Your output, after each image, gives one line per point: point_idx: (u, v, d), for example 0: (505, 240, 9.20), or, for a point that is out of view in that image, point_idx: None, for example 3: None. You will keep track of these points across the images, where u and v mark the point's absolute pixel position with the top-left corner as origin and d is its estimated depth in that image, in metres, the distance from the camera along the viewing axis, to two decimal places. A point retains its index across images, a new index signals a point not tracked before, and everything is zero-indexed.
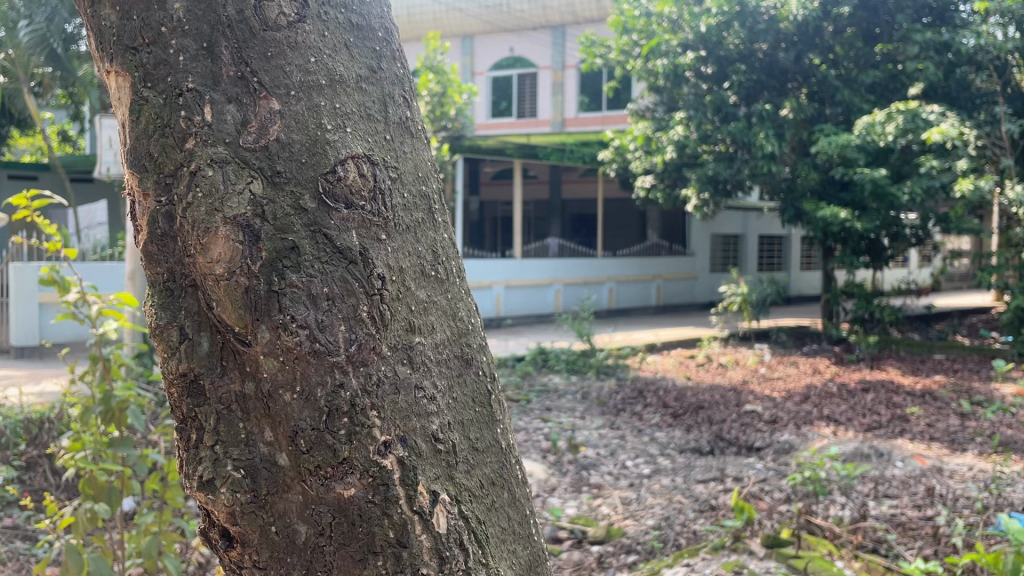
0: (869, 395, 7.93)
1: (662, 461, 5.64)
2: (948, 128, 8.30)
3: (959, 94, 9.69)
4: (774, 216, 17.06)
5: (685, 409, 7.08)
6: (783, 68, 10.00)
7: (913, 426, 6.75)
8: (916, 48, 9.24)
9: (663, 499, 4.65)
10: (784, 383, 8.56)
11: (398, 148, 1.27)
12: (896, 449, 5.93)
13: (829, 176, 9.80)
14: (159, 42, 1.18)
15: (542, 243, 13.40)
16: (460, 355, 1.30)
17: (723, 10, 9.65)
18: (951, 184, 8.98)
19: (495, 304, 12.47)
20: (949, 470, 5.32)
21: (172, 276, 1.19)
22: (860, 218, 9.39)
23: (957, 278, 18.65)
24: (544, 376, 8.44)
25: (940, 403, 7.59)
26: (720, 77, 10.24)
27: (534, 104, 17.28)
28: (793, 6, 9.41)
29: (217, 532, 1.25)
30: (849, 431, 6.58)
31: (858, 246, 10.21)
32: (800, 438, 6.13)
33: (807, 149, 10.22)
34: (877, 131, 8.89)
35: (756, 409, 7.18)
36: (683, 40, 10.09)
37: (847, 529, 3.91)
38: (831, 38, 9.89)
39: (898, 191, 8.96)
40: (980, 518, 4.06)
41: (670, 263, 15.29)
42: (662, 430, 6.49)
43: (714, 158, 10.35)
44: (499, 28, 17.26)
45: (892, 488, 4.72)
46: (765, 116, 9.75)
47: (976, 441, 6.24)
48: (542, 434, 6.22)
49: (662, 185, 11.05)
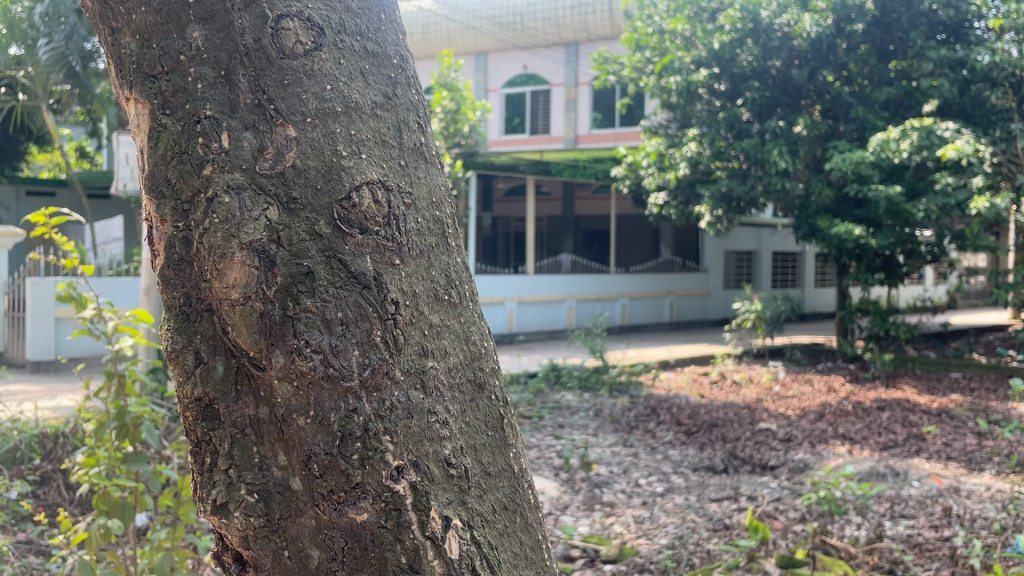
0: (884, 413, 7.87)
1: (675, 479, 5.61)
2: (963, 145, 8.27)
3: (974, 111, 9.73)
4: (787, 232, 17.07)
5: (698, 427, 7.04)
6: (797, 85, 10.05)
7: (930, 445, 6.70)
8: (931, 65, 9.27)
9: (676, 518, 4.63)
10: (798, 401, 8.50)
11: (412, 174, 1.27)
12: (912, 468, 5.88)
13: (843, 193, 9.80)
14: (178, 71, 1.19)
15: (554, 260, 13.40)
16: (472, 379, 1.29)
17: (736, 28, 9.69)
18: (967, 202, 8.90)
19: (507, 321, 12.46)
20: (968, 490, 5.27)
21: (188, 300, 1.20)
22: (875, 235, 9.36)
23: (974, 296, 18.52)
24: (556, 393, 8.41)
25: (957, 422, 7.52)
26: (734, 94, 10.24)
27: (547, 120, 17.39)
28: (807, 23, 9.43)
29: (230, 556, 1.26)
30: (865, 450, 6.53)
31: (873, 263, 10.17)
32: (815, 457, 6.09)
33: (821, 165, 10.22)
34: (892, 148, 8.90)
35: (771, 427, 7.13)
36: (696, 57, 10.13)
37: (863, 551, 3.88)
38: (845, 55, 9.94)
39: (913, 209, 8.92)
40: (998, 539, 4.01)
41: (683, 280, 15.27)
42: (675, 448, 6.46)
43: (727, 174, 10.36)
44: (513, 45, 17.32)
45: (908, 508, 4.68)
46: (778, 133, 9.77)
47: (993, 460, 6.19)
48: (554, 451, 6.21)
49: (675, 202, 11.04)
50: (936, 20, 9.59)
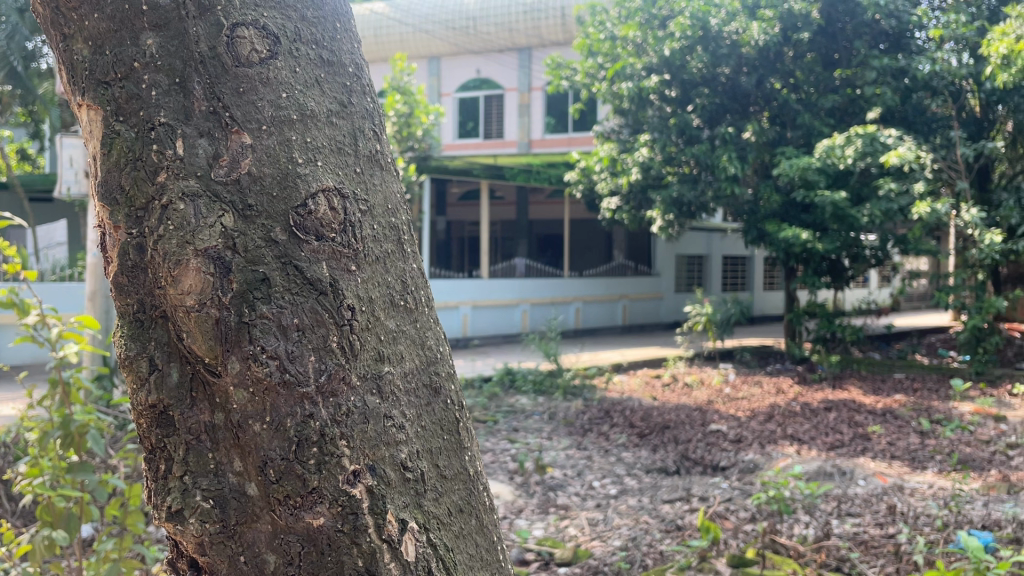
0: (831, 414, 8.06)
1: (628, 481, 5.68)
2: (905, 152, 8.56)
3: (915, 118, 10.09)
4: (737, 237, 17.40)
5: (651, 429, 7.12)
6: (745, 92, 10.28)
7: (874, 444, 6.89)
8: (874, 74, 9.59)
9: (629, 520, 4.68)
10: (747, 403, 8.66)
11: (369, 181, 1.27)
12: (858, 467, 6.04)
13: (790, 198, 10.01)
14: (131, 77, 1.17)
15: (508, 264, 13.39)
16: (428, 384, 1.30)
17: (686, 35, 9.88)
18: (909, 207, 9.18)
19: (462, 325, 12.46)
20: (910, 488, 5.46)
21: (142, 307, 1.18)
22: (821, 240, 9.59)
23: (916, 298, 19.09)
24: (510, 397, 8.43)
25: (900, 421, 7.77)
26: (684, 100, 10.42)
27: (501, 124, 17.44)
28: (755, 31, 9.64)
29: (185, 562, 1.25)
30: (813, 449, 6.68)
31: (819, 267, 10.43)
32: (764, 458, 6.22)
33: (769, 171, 10.45)
34: (837, 153, 9.13)
35: (721, 428, 7.26)
36: (647, 64, 10.28)
37: (810, 548, 3.98)
38: (792, 63, 10.20)
39: (857, 214, 9.16)
40: (940, 536, 4.15)
41: (636, 283, 15.45)
42: (628, 450, 6.53)
43: (678, 179, 10.51)
44: (465, 50, 17.33)
45: (855, 507, 4.80)
46: (728, 139, 9.99)
47: (935, 459, 6.43)
48: (509, 455, 6.22)
49: (627, 207, 11.15)
50: (879, 30, 9.93)
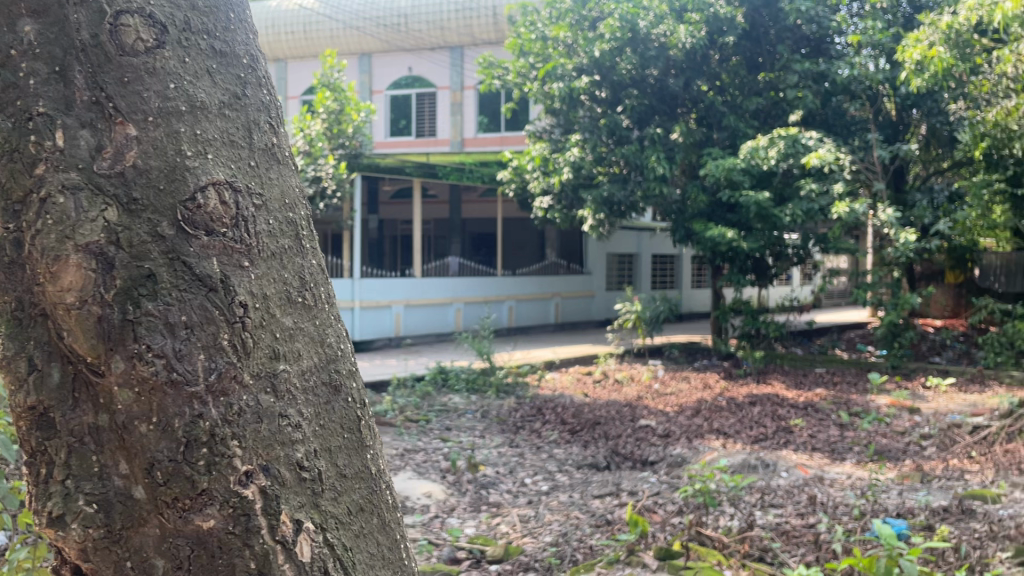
0: (756, 407, 8.29)
1: (560, 477, 5.73)
2: (825, 154, 8.89)
3: (835, 121, 10.49)
4: (666, 236, 17.73)
5: (582, 426, 7.19)
6: (673, 94, 10.48)
7: (796, 436, 7.12)
8: (795, 77, 9.92)
9: (559, 516, 4.72)
10: (676, 398, 8.84)
11: (263, 175, 1.25)
12: (780, 459, 6.22)
13: (717, 198, 10.25)
14: (8, 64, 1.12)
15: (441, 262, 13.34)
16: (328, 382, 1.28)
17: (616, 36, 9.98)
18: (829, 207, 9.50)
19: (394, 324, 12.37)
20: (830, 479, 5.66)
21: (20, 304, 1.14)
22: (746, 239, 9.84)
23: (835, 295, 19.80)
24: (443, 396, 8.40)
25: (821, 414, 8.06)
26: (614, 101, 10.58)
27: (433, 122, 17.36)
28: (682, 34, 9.80)
29: (68, 570, 1.19)
30: (738, 443, 6.86)
31: (745, 265, 10.70)
32: (692, 451, 6.35)
33: (697, 171, 10.67)
34: (761, 155, 9.39)
35: (650, 424, 7.38)
36: (578, 64, 10.41)
37: (734, 540, 4.09)
38: (718, 66, 10.44)
39: (780, 214, 9.44)
40: (857, 524, 4.31)
41: (568, 282, 15.57)
42: (560, 447, 6.59)
43: (609, 179, 10.64)
44: (396, 47, 17.21)
45: (777, 498, 4.94)
46: (656, 140, 10.17)
47: (853, 450, 6.69)
48: (441, 454, 6.20)
49: (559, 206, 11.23)
50: (800, 35, 10.26)
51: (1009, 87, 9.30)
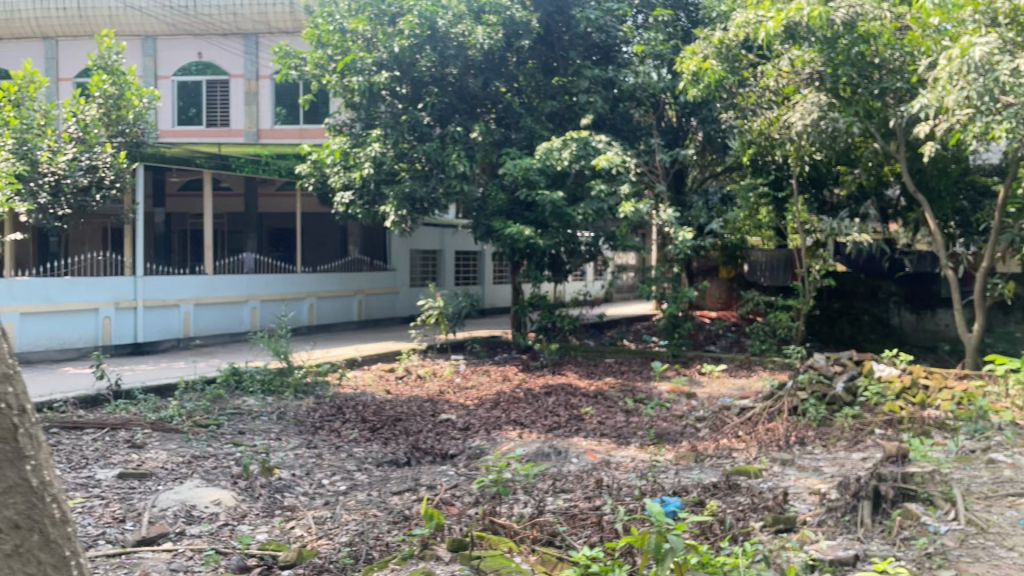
0: (551, 397, 8.67)
1: (358, 476, 5.68)
2: (613, 157, 9.52)
3: (622, 126, 11.32)
4: (468, 233, 18.05)
5: (382, 423, 7.16)
6: (473, 93, 10.69)
7: (587, 424, 7.53)
8: (587, 82, 10.57)
9: (357, 514, 4.69)
10: (476, 391, 9.03)
11: None
12: (572, 446, 6.56)
13: (515, 196, 10.57)
14: None
15: (237, 259, 12.75)
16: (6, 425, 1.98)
17: (415, 33, 10.04)
18: (617, 207, 10.07)
19: (183, 323, 11.68)
20: (615, 463, 6.07)
21: None
22: (543, 236, 10.24)
23: (624, 289, 21.12)
24: (237, 398, 8.03)
25: (609, 402, 8.60)
26: (415, 97, 10.67)
27: (226, 112, 16.55)
28: (480, 36, 10.01)
29: None
30: (533, 432, 7.13)
31: (542, 261, 11.13)
32: (489, 443, 6.53)
33: (496, 170, 10.97)
34: (555, 156, 9.80)
35: (450, 418, 7.50)
36: (378, 60, 10.34)
37: (525, 526, 4.27)
38: (514, 68, 10.79)
39: (574, 212, 9.91)
40: (637, 504, 4.64)
41: (371, 278, 15.42)
42: (359, 445, 6.52)
43: (410, 175, 10.67)
44: (184, 31, 16.24)
45: (568, 483, 5.20)
46: (456, 138, 10.33)
47: (637, 435, 7.20)
48: (232, 459, 5.94)
49: (361, 202, 11.03)
50: (591, 43, 10.88)
51: (771, 99, 10.66)
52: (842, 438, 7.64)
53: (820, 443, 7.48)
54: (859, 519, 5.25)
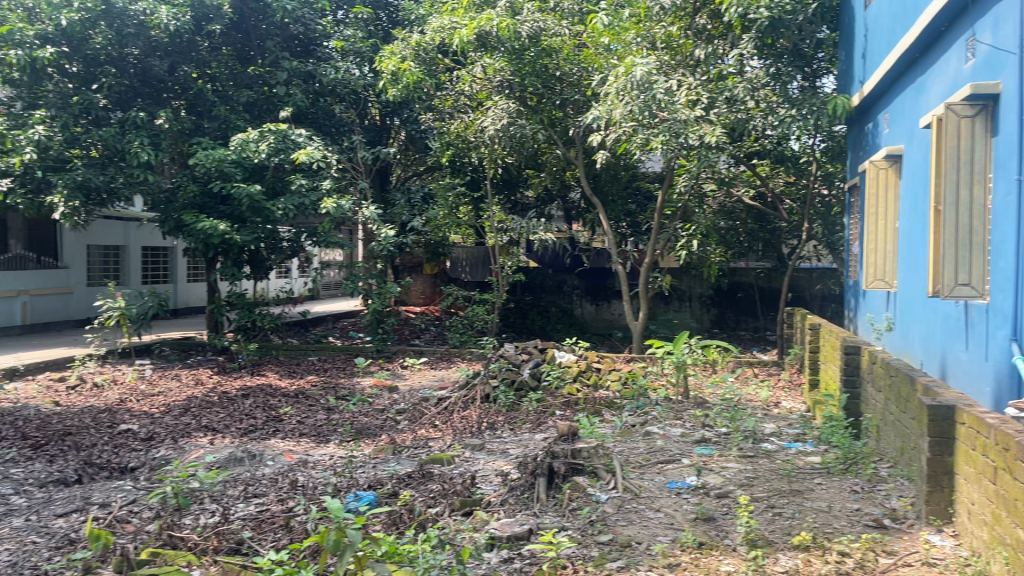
0: (247, 399, 8.39)
1: (15, 500, 5.05)
2: (312, 152, 9.61)
3: (325, 120, 11.39)
4: (156, 227, 16.77)
5: (48, 438, 6.44)
6: (158, 77, 10.10)
7: (285, 424, 7.42)
8: (284, 74, 10.46)
9: (10, 543, 4.17)
10: (164, 397, 8.44)
11: None
12: (267, 448, 6.52)
13: (208, 189, 10.05)
14: None
15: None
16: None
17: (86, 7, 9.32)
18: (318, 202, 10.11)
19: None
20: (310, 464, 6.12)
21: None
22: (239, 231, 9.80)
23: (328, 286, 21.07)
24: None
25: (309, 401, 8.58)
26: (89, 78, 9.87)
27: None
28: (163, 15, 9.52)
29: None
30: (226, 437, 6.85)
31: (239, 258, 10.69)
32: (176, 453, 6.19)
33: (187, 160, 10.42)
34: (251, 148, 9.58)
35: (131, 428, 6.95)
36: (41, 32, 9.27)
37: (206, 538, 4.13)
38: (205, 54, 10.47)
39: (273, 207, 9.75)
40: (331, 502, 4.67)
41: (40, 277, 13.70)
42: (18, 465, 5.80)
43: (85, 163, 9.79)
44: None
45: (260, 487, 5.15)
46: (140, 124, 9.64)
47: (337, 432, 7.34)
48: None
49: (22, 190, 9.48)
50: (288, 34, 10.82)
51: (466, 103, 11.81)
52: (528, 421, 8.25)
53: (509, 427, 8.03)
54: (536, 496, 5.77)
